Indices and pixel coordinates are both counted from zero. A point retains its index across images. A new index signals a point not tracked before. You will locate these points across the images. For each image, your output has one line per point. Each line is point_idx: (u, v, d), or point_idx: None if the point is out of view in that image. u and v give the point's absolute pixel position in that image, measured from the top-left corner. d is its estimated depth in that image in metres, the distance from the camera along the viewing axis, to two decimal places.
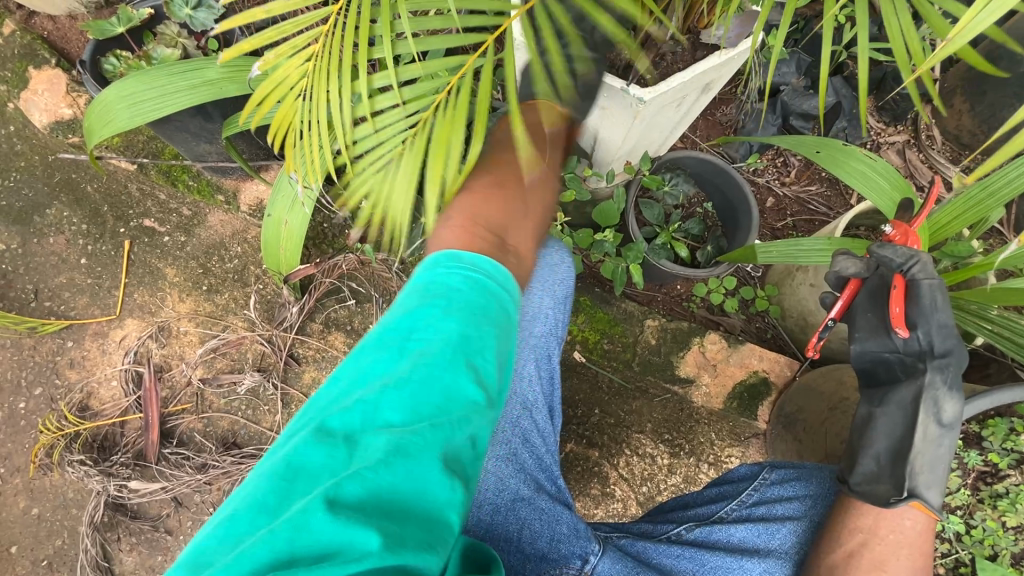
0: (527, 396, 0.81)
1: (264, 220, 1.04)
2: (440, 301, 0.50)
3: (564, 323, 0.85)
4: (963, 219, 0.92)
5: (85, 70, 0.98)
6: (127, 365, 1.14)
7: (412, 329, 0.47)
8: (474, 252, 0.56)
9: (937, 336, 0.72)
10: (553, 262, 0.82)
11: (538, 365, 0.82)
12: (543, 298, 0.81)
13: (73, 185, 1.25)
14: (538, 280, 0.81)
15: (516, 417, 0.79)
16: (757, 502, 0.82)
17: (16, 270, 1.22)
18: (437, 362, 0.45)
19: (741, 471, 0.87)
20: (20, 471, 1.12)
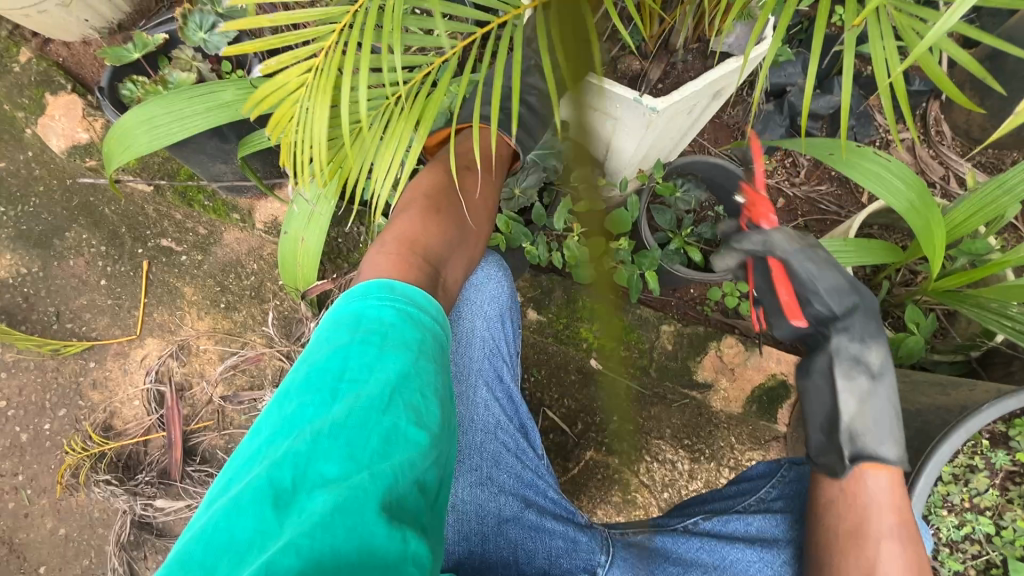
0: (487, 419, 0.81)
1: (281, 237, 1.06)
2: (374, 337, 0.54)
3: (507, 337, 0.86)
4: (978, 216, 0.92)
5: (104, 96, 1.01)
6: (149, 384, 1.16)
7: (343, 369, 0.51)
8: (403, 285, 0.62)
9: (834, 298, 0.77)
10: (477, 283, 0.86)
11: (490, 388, 0.83)
12: (474, 320, 0.84)
13: (91, 208, 1.27)
14: (466, 307, 0.85)
15: (478, 443, 0.80)
16: (777, 498, 0.82)
17: (38, 293, 1.24)
18: (372, 405, 0.48)
19: (760, 467, 0.87)
20: (46, 492, 1.13)
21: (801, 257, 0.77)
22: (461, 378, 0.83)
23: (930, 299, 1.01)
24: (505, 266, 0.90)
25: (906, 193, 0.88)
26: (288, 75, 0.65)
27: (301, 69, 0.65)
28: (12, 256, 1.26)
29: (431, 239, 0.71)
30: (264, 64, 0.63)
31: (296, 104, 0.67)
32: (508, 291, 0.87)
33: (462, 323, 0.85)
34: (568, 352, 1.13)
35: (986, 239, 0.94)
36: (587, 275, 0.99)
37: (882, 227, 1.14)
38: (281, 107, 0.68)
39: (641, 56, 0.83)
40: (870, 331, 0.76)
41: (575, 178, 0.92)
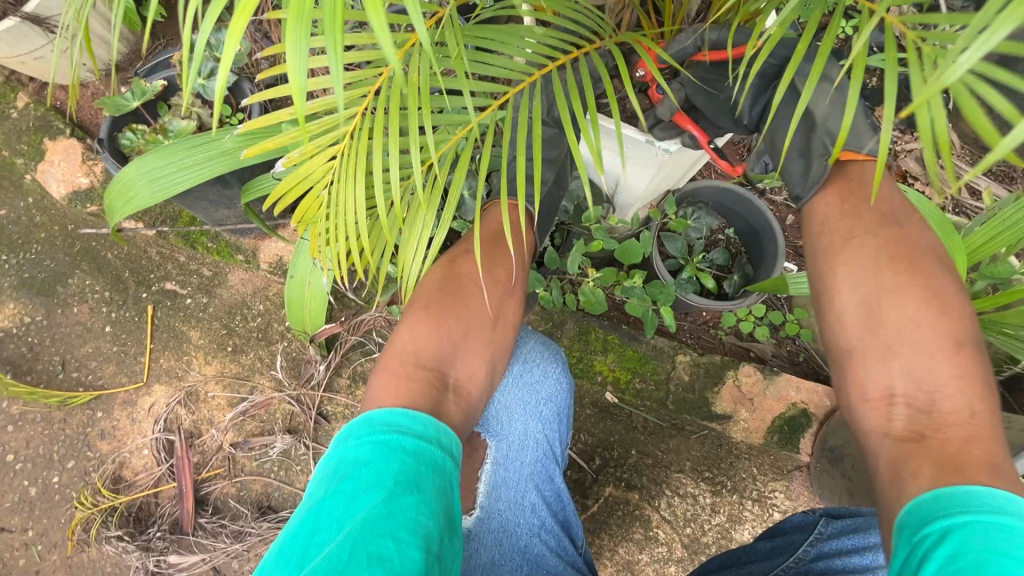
0: (532, 521, 0.81)
1: (287, 282, 1.04)
2: (348, 482, 0.58)
3: (559, 438, 0.88)
4: (1000, 240, 0.89)
5: (102, 146, 0.99)
6: (158, 433, 1.14)
7: (312, 530, 0.54)
8: (385, 411, 0.67)
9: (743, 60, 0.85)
10: (532, 382, 0.89)
11: (540, 490, 0.84)
12: (528, 422, 0.87)
13: (93, 253, 1.25)
14: (521, 406, 0.88)
15: (524, 546, 0.79)
16: (815, 557, 0.79)
17: (42, 342, 1.22)
18: (330, 566, 0.50)
19: (795, 520, 0.85)
20: (57, 547, 1.11)
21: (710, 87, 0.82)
22: (509, 483, 0.84)
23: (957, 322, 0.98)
24: (563, 360, 0.92)
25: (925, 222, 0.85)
26: (314, 164, 0.68)
27: (325, 155, 0.67)
28: (16, 304, 1.24)
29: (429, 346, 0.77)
30: (287, 157, 0.66)
31: (322, 191, 0.70)
32: (565, 389, 0.90)
33: (516, 423, 0.87)
34: (583, 386, 1.11)
35: (1008, 262, 0.92)
36: (599, 305, 0.99)
37: None
38: (307, 197, 0.71)
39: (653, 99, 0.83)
40: (817, 176, 0.75)
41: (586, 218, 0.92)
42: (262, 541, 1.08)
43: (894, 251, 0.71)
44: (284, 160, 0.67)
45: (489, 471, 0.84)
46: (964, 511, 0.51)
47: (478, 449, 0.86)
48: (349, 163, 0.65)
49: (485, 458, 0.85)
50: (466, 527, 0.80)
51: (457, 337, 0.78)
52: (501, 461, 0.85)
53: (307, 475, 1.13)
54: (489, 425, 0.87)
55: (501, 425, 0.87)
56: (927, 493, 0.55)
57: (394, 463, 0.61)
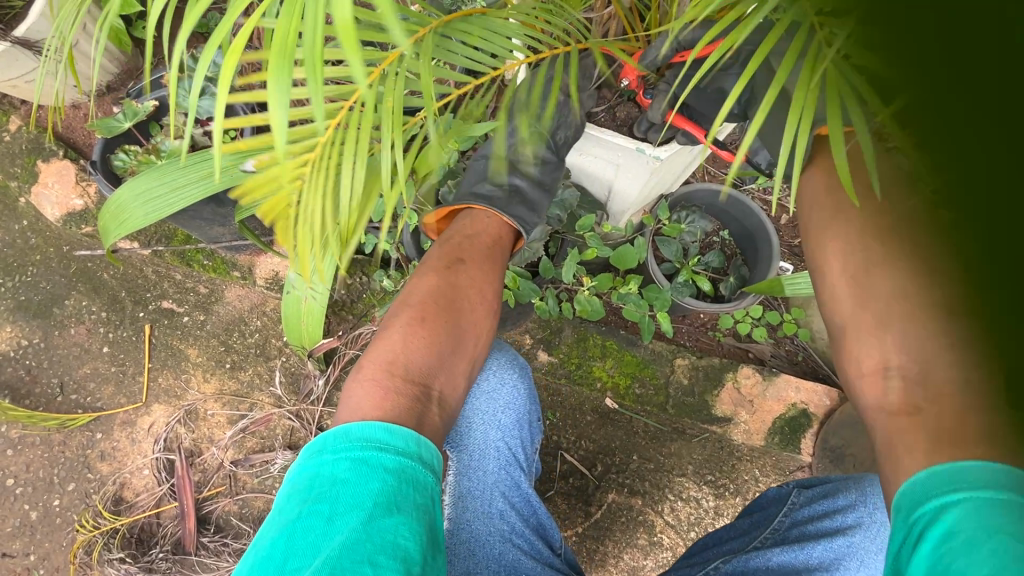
0: (501, 527, 0.81)
1: (284, 298, 1.04)
2: (324, 504, 0.58)
3: (522, 442, 0.89)
4: None
5: (96, 169, 1.00)
6: (158, 453, 1.14)
7: (289, 557, 0.55)
8: (360, 421, 0.64)
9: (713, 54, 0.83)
10: (491, 391, 0.89)
11: (508, 497, 0.84)
12: (488, 430, 0.87)
13: (89, 274, 1.25)
14: (481, 416, 0.88)
15: (498, 554, 0.79)
16: (789, 526, 0.82)
17: (40, 365, 1.22)
18: None
19: (770, 495, 0.88)
20: (60, 571, 1.11)
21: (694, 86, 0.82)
22: (475, 493, 0.84)
23: None
24: (523, 368, 0.93)
25: None
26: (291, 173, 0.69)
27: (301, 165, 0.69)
28: (13, 328, 1.24)
29: (414, 356, 0.73)
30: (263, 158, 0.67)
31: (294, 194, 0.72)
32: (523, 394, 0.91)
33: (478, 433, 0.87)
34: (582, 393, 1.11)
35: None
36: (597, 312, 0.98)
37: None
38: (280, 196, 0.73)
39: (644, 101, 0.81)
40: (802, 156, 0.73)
41: (580, 227, 0.93)
42: None
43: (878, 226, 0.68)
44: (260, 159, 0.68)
45: (455, 482, 0.84)
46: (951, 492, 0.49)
47: (443, 460, 0.86)
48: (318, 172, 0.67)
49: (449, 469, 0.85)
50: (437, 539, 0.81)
51: (442, 350, 0.75)
52: (466, 472, 0.85)
53: None
54: (455, 439, 0.86)
55: (461, 436, 0.86)
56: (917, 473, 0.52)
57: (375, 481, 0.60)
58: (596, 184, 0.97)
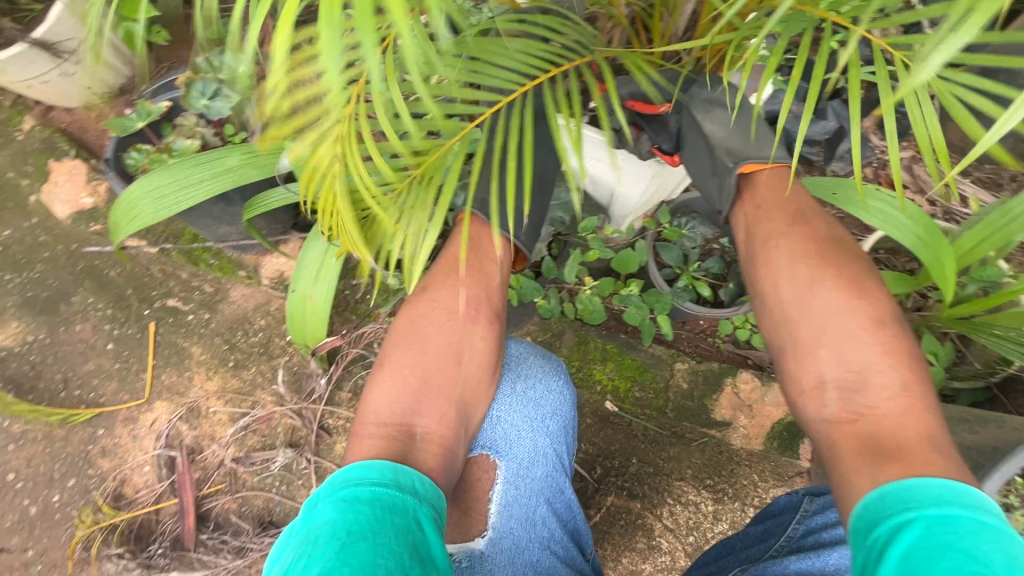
0: (542, 535, 0.79)
1: (290, 294, 1.05)
2: (353, 492, 0.64)
3: (568, 449, 0.86)
4: (986, 243, 0.92)
5: (109, 166, 1.02)
6: (159, 449, 1.14)
7: (324, 526, 0.60)
8: (371, 465, 0.69)
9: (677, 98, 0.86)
10: (536, 397, 0.86)
11: (551, 503, 0.82)
12: (535, 436, 0.84)
13: (97, 271, 1.26)
14: (527, 422, 0.85)
15: (536, 560, 0.76)
16: (805, 536, 0.82)
17: (45, 360, 1.23)
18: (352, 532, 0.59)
19: (781, 503, 0.88)
20: (57, 567, 1.11)
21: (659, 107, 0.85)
22: (519, 500, 0.80)
23: (945, 326, 1.00)
24: (557, 368, 0.90)
25: (913, 227, 0.86)
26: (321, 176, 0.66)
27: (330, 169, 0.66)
28: (18, 323, 1.25)
29: (399, 401, 0.78)
30: (293, 149, 0.65)
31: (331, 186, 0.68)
32: (568, 401, 0.87)
33: (523, 440, 0.84)
34: (582, 396, 1.12)
35: (994, 264, 0.95)
36: (599, 316, 0.99)
37: (887, 250, 1.17)
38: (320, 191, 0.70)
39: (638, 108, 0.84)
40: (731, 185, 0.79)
41: (582, 228, 0.92)
42: (264, 557, 1.07)
43: (809, 247, 0.76)
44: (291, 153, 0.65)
45: (501, 489, 0.81)
46: (908, 507, 0.54)
47: (486, 471, 0.83)
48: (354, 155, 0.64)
49: (496, 477, 0.82)
50: (479, 550, 0.77)
51: (418, 387, 0.79)
52: (513, 480, 0.82)
53: (308, 490, 1.13)
54: (496, 444, 0.84)
55: (509, 443, 0.84)
56: (872, 493, 0.58)
57: (391, 515, 0.63)
58: (598, 189, 0.96)
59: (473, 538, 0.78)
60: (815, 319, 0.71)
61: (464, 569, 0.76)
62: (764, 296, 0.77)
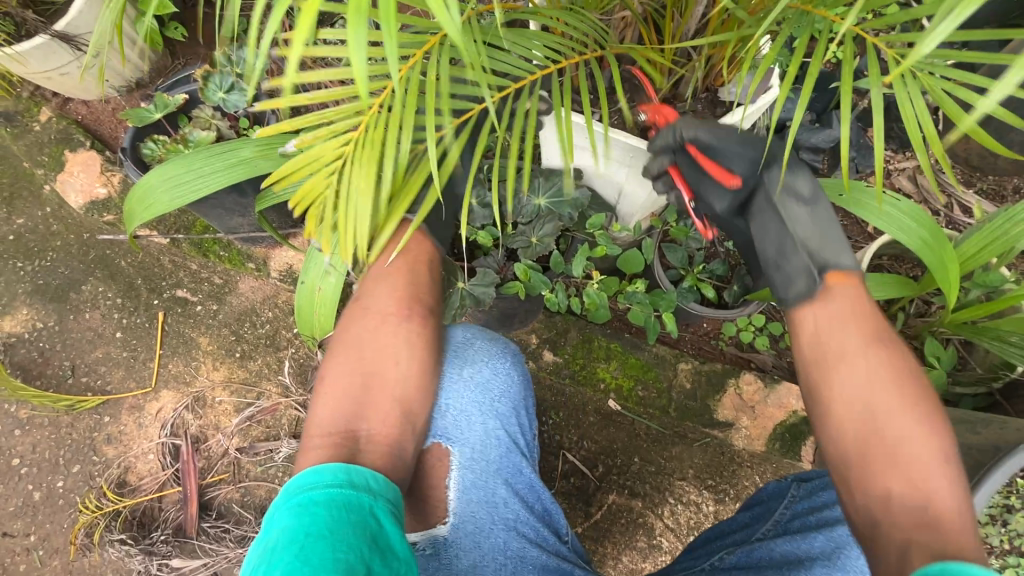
0: (507, 516, 0.76)
1: (298, 286, 1.06)
2: (307, 494, 0.61)
3: (522, 429, 0.83)
4: (990, 250, 0.93)
5: (126, 156, 1.04)
6: (164, 438, 1.15)
7: (281, 534, 0.57)
8: (326, 464, 0.65)
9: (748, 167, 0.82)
10: (484, 380, 0.82)
11: (510, 486, 0.78)
12: (486, 420, 0.80)
13: (107, 261, 1.28)
14: (476, 407, 0.81)
15: (503, 544, 0.74)
16: (791, 521, 0.82)
17: (53, 347, 1.24)
18: (310, 534, 0.56)
19: (769, 488, 0.88)
20: (58, 553, 1.11)
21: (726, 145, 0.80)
22: (476, 487, 0.77)
23: (948, 332, 1.01)
24: (502, 348, 0.86)
25: (918, 232, 0.87)
26: (326, 147, 0.66)
27: (338, 141, 0.66)
28: (29, 310, 1.26)
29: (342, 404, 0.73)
30: (301, 138, 0.64)
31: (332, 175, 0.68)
32: (516, 381, 0.85)
33: (474, 424, 0.80)
34: (585, 394, 1.12)
35: (998, 269, 0.96)
36: (604, 315, 1.00)
37: (891, 257, 1.18)
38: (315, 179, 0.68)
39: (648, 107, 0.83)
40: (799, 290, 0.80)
41: (590, 226, 0.92)
42: None
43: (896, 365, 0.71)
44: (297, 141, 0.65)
45: (457, 474, 0.77)
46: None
47: (440, 459, 0.78)
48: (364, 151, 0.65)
49: (450, 464, 0.77)
50: (442, 536, 0.73)
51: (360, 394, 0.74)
52: (468, 464, 0.78)
53: None
54: (446, 431, 0.79)
55: (459, 429, 0.79)
56: (934, 565, 0.54)
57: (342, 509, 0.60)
58: (606, 187, 0.96)
59: (436, 525, 0.74)
60: (891, 435, 0.67)
61: (428, 557, 0.72)
62: (829, 398, 0.72)
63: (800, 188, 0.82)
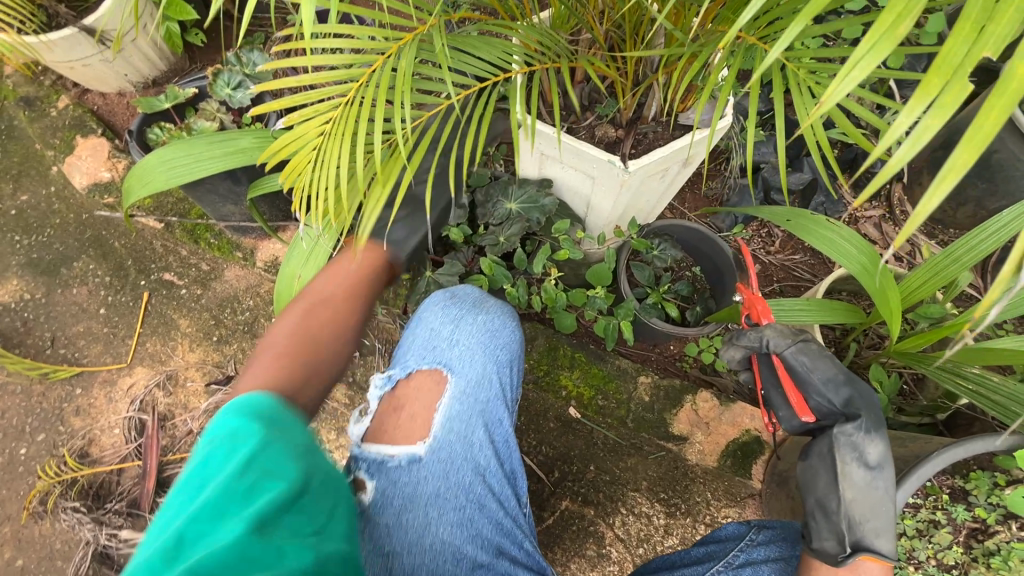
0: (478, 459, 0.75)
1: (280, 274, 1.10)
2: (231, 425, 0.49)
3: (513, 385, 0.83)
4: (932, 283, 0.98)
5: (132, 138, 1.12)
6: (132, 412, 1.17)
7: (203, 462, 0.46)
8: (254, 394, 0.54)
9: (829, 391, 0.79)
10: (493, 329, 0.84)
11: (490, 431, 0.77)
12: (487, 363, 0.80)
13: (102, 241, 1.33)
14: (482, 348, 0.81)
15: (469, 483, 0.73)
16: (744, 564, 0.80)
17: (37, 318, 1.28)
18: (238, 493, 0.44)
19: (729, 529, 0.85)
20: (10, 519, 1.12)
21: (800, 356, 0.80)
22: (460, 419, 0.76)
23: (894, 361, 1.06)
24: (512, 313, 0.90)
25: (859, 258, 0.93)
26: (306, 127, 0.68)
27: (320, 121, 0.67)
28: (18, 281, 1.31)
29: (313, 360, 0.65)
30: (286, 117, 0.67)
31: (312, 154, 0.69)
32: (518, 343, 0.87)
33: (475, 362, 0.80)
34: (547, 400, 1.15)
35: (940, 305, 1.01)
36: (567, 322, 1.03)
37: (850, 293, 1.24)
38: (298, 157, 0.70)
39: (615, 124, 0.91)
40: (833, 527, 0.73)
41: (556, 230, 0.98)
42: None
43: None
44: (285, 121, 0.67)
45: (446, 404, 0.77)
46: None
47: (436, 386, 0.78)
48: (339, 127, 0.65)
49: (444, 392, 0.77)
50: (418, 455, 0.72)
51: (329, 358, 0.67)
52: (460, 397, 0.77)
53: None
54: (450, 362, 0.79)
55: (462, 362, 0.79)
56: None
57: (258, 493, 0.45)
58: (575, 200, 1.03)
59: (414, 443, 0.73)
60: None
61: (400, 471, 0.71)
62: None
63: (868, 452, 0.74)
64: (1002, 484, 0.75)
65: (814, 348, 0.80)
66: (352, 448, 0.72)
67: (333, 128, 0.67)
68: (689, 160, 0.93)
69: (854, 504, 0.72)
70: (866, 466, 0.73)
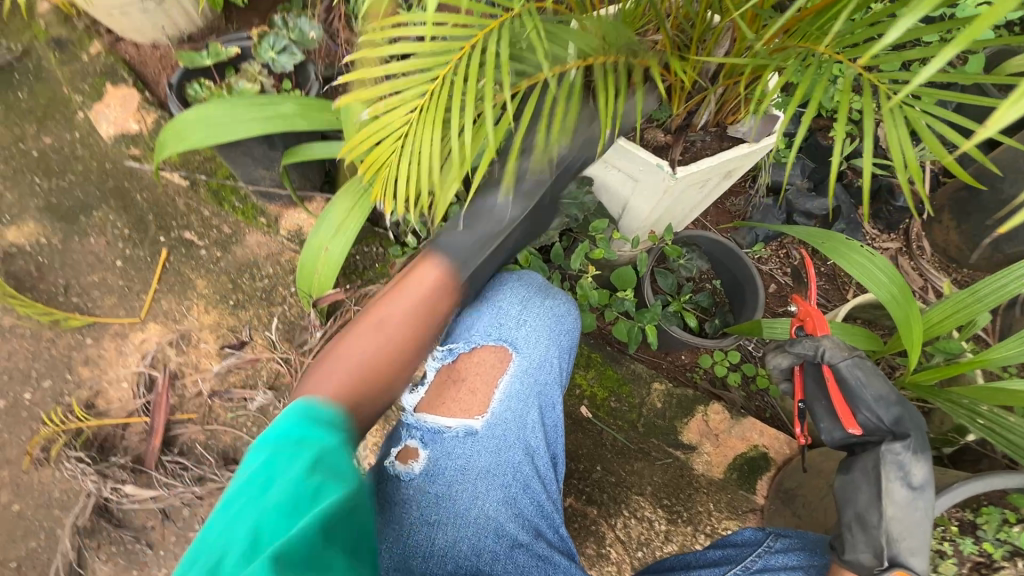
0: (529, 440, 0.76)
1: (305, 245, 1.08)
2: (283, 450, 0.55)
3: (568, 372, 0.83)
4: (954, 318, 0.99)
5: (171, 91, 1.11)
6: (142, 368, 1.16)
7: (267, 476, 0.53)
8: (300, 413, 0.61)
9: (880, 408, 0.78)
10: (559, 315, 0.83)
11: (543, 415, 0.78)
12: (549, 347, 0.80)
13: (123, 192, 1.31)
14: (547, 332, 0.81)
15: (518, 462, 0.74)
16: (761, 570, 0.79)
17: (51, 264, 1.26)
18: (301, 497, 0.50)
19: (746, 534, 0.85)
20: (10, 463, 1.11)
21: (855, 370, 0.80)
22: (518, 399, 0.77)
23: (907, 391, 1.07)
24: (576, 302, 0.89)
25: (889, 287, 0.95)
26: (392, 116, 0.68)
27: (405, 109, 0.67)
28: (35, 224, 1.29)
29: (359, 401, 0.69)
30: (373, 106, 0.67)
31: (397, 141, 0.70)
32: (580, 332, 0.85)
33: (539, 345, 0.80)
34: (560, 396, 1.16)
35: (958, 341, 1.03)
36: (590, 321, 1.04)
37: (865, 321, 1.26)
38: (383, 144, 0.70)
39: (664, 130, 0.92)
40: (873, 542, 0.71)
41: (594, 227, 0.99)
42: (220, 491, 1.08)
43: None
44: (370, 110, 0.67)
45: (507, 383, 0.77)
46: None
47: (500, 363, 0.79)
48: (427, 117, 0.66)
49: (505, 370, 0.78)
50: (475, 427, 0.74)
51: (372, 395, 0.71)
52: (520, 376, 0.78)
53: None
54: (515, 341, 0.79)
55: (526, 342, 0.80)
56: None
57: (324, 490, 0.51)
58: (613, 201, 1.03)
59: (472, 416, 0.75)
60: None
61: (458, 440, 0.73)
62: None
63: (913, 473, 0.73)
64: (1011, 521, 0.77)
65: (869, 365, 0.80)
66: (406, 415, 0.75)
67: (418, 116, 0.67)
68: (733, 172, 0.94)
69: (894, 521, 0.71)
70: (911, 486, 0.73)
